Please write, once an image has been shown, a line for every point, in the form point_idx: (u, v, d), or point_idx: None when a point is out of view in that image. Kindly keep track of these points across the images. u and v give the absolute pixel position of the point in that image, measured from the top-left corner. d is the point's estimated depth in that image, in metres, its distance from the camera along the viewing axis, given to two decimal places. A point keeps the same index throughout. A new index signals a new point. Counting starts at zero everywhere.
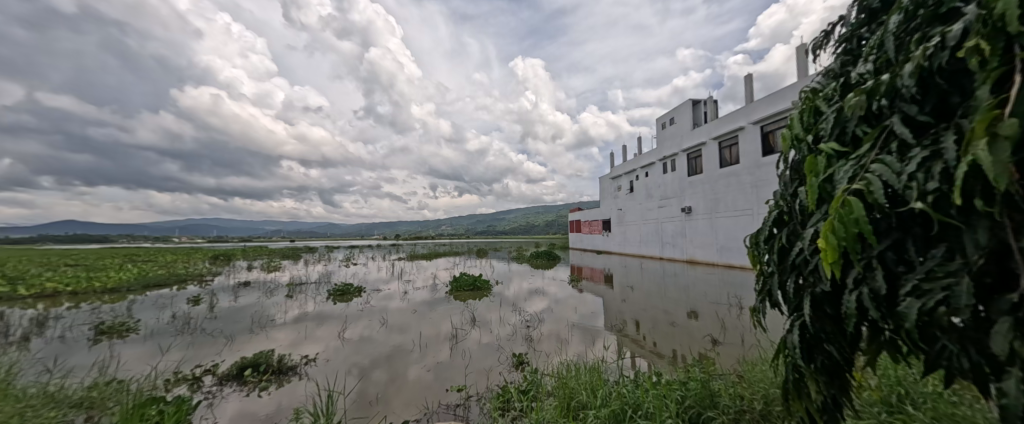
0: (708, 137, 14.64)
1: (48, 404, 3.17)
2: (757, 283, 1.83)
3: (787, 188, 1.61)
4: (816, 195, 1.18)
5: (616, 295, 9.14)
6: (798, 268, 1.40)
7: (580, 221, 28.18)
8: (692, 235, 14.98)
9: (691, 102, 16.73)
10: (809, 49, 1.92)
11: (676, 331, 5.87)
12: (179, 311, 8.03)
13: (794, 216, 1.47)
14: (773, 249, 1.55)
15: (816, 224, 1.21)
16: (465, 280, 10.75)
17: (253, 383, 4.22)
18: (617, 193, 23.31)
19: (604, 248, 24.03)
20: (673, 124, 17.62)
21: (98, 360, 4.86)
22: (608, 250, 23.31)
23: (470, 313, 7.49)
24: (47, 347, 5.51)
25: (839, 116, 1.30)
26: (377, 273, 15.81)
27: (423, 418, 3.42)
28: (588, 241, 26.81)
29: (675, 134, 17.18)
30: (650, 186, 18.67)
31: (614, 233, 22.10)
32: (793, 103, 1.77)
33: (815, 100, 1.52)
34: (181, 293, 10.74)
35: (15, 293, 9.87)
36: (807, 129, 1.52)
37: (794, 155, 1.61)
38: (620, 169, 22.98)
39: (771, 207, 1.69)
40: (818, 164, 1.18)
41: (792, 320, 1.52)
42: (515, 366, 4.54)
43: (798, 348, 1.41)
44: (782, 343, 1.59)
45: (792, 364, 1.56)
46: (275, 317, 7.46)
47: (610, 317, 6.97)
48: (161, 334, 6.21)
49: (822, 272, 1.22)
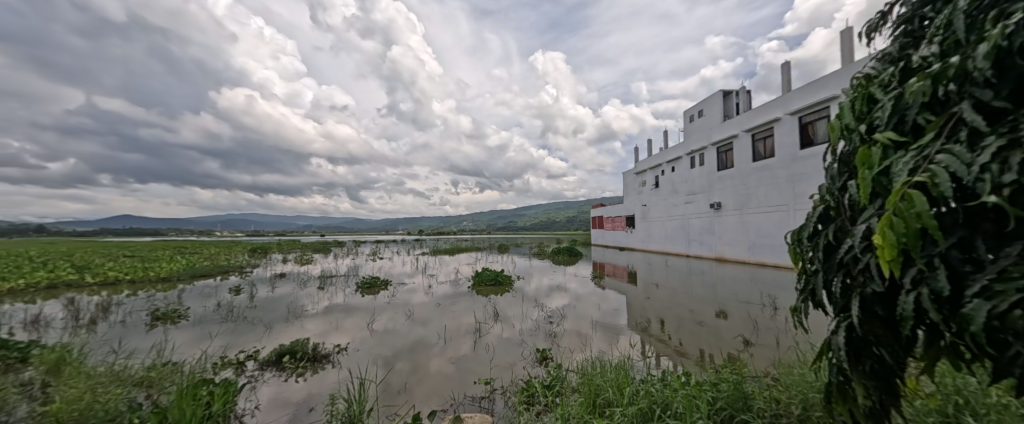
0: (740, 130, 14.05)
1: (114, 381, 3.47)
2: (799, 282, 1.74)
3: (836, 181, 1.51)
4: (871, 190, 1.10)
5: (640, 292, 8.97)
6: (847, 266, 1.33)
7: (602, 217, 27.82)
8: (721, 232, 14.46)
9: (722, 94, 16.13)
10: (863, 32, 1.79)
11: (703, 331, 5.69)
12: (224, 300, 8.60)
13: (842, 213, 1.40)
14: (817, 246, 1.48)
15: (870, 220, 1.13)
16: (487, 275, 10.85)
17: (291, 368, 4.47)
18: (642, 188, 22.79)
19: (627, 245, 23.60)
20: (703, 116, 17.06)
21: (156, 343, 5.29)
22: (631, 247, 22.88)
23: (493, 307, 7.59)
24: (111, 330, 6.04)
25: (898, 104, 1.20)
26: (402, 267, 16.25)
27: (450, 408, 3.51)
28: (610, 237, 26.38)
29: (704, 127, 16.63)
30: (676, 181, 18.15)
31: (638, 230, 21.66)
32: (844, 91, 1.65)
33: (870, 87, 1.41)
34: (224, 283, 11.47)
35: (83, 280, 10.87)
36: (860, 117, 1.42)
37: (844, 146, 1.51)
38: (645, 163, 22.46)
39: (816, 203, 1.60)
40: (873, 156, 1.10)
41: (838, 322, 1.44)
42: (538, 361, 4.55)
43: (843, 350, 1.34)
44: (825, 345, 1.51)
45: (837, 366, 1.48)
46: (307, 308, 7.81)
47: (633, 314, 6.87)
48: (208, 321, 6.66)
49: (875, 271, 1.14)
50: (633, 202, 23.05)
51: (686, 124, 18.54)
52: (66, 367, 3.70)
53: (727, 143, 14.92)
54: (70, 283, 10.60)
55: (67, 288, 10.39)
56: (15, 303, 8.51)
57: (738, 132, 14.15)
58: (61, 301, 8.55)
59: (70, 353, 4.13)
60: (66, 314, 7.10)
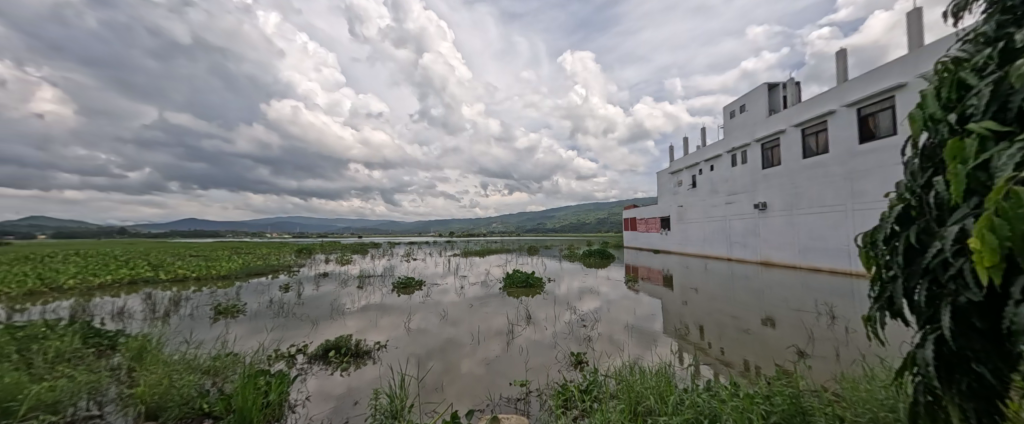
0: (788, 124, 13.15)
1: (186, 368, 3.84)
2: (873, 289, 1.61)
3: (917, 178, 1.38)
4: (965, 187, 0.99)
5: (677, 297, 8.61)
6: (935, 272, 1.21)
7: (634, 219, 27.04)
8: (766, 234, 13.59)
9: (768, 87, 15.20)
10: (950, 11, 1.62)
11: (749, 339, 5.36)
12: (275, 296, 9.27)
13: (928, 212, 1.27)
14: (897, 251, 1.35)
15: (963, 220, 1.02)
16: (518, 276, 10.87)
17: (336, 363, 4.73)
18: (678, 189, 21.94)
19: (661, 247, 22.77)
20: (745, 112, 16.15)
21: (219, 335, 5.79)
22: (666, 250, 22.04)
23: (524, 309, 7.58)
24: (182, 322, 6.70)
25: (997, 90, 1.07)
26: (435, 267, 16.68)
27: (487, 408, 3.55)
28: (643, 239, 25.57)
29: (747, 123, 15.74)
30: (715, 180, 17.31)
31: (674, 232, 20.85)
32: (927, 78, 1.49)
33: (959, 72, 1.27)
34: (274, 281, 12.35)
35: (157, 277, 12.16)
36: (948, 106, 1.28)
37: (926, 139, 1.37)
38: (681, 162, 21.62)
39: (893, 203, 1.47)
40: (967, 149, 0.99)
41: (924, 333, 1.31)
42: (573, 365, 4.49)
43: (933, 365, 1.22)
44: (910, 359, 1.38)
45: (925, 383, 1.34)
46: (347, 305, 8.23)
47: (670, 320, 6.62)
48: (262, 315, 7.20)
49: (971, 278, 1.02)
50: (668, 203, 22.22)
51: (726, 120, 17.64)
52: (147, 354, 4.13)
53: (772, 139, 14.01)
54: (147, 279, 11.90)
55: (144, 283, 11.66)
56: (104, 296, 9.67)
57: (785, 128, 13.25)
58: (141, 295, 9.60)
59: (150, 341, 4.62)
60: (145, 307, 7.97)
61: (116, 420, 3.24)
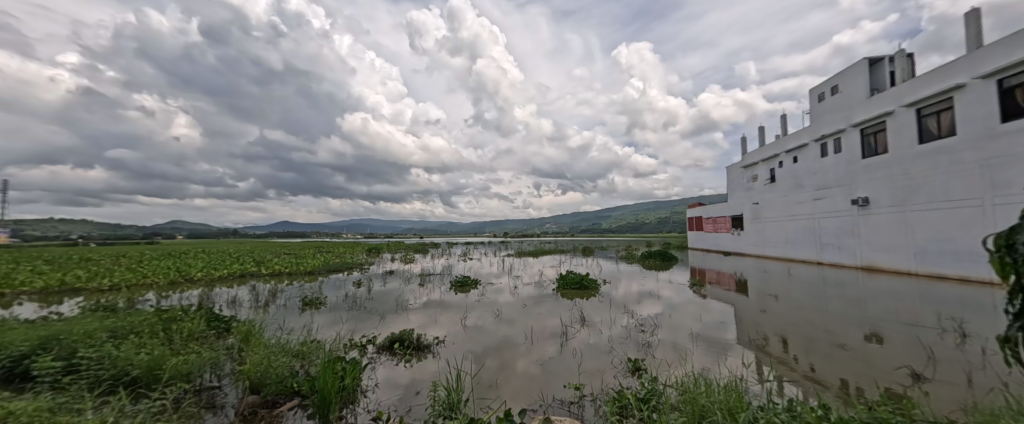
0: (898, 105, 11.08)
1: (281, 351, 4.44)
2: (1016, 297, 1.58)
3: None
4: None
5: (753, 304, 7.75)
6: None
7: (700, 219, 24.92)
8: (869, 235, 11.59)
9: (868, 63, 12.99)
10: None
11: (846, 356, 4.62)
12: (350, 291, 10.31)
13: None
14: None
15: None
16: (572, 277, 10.68)
17: (400, 354, 5.10)
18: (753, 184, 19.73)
19: (733, 249, 20.66)
20: (838, 94, 13.99)
21: (305, 323, 6.60)
22: (739, 252, 19.95)
23: (579, 312, 7.41)
24: (277, 311, 7.76)
25: None
26: (489, 267, 17.09)
27: (539, 408, 3.54)
28: (711, 240, 23.45)
29: (841, 106, 13.62)
30: (802, 174, 15.26)
31: (748, 232, 18.79)
32: None
33: None
34: (348, 277, 13.73)
35: (257, 271, 14.25)
36: None
37: None
38: (756, 154, 19.45)
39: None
40: None
41: None
42: (630, 371, 4.27)
43: None
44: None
45: None
46: (410, 302, 8.83)
47: (746, 329, 5.98)
48: (339, 308, 8.06)
49: None
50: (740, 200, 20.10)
51: (814, 104, 15.43)
52: (252, 337, 4.86)
53: (876, 123, 11.90)
54: (251, 273, 14.02)
55: (247, 276, 13.76)
56: (220, 287, 11.60)
57: (894, 108, 11.18)
58: (246, 287, 11.36)
59: (254, 326, 5.43)
60: (251, 296, 9.42)
61: (231, 392, 3.88)
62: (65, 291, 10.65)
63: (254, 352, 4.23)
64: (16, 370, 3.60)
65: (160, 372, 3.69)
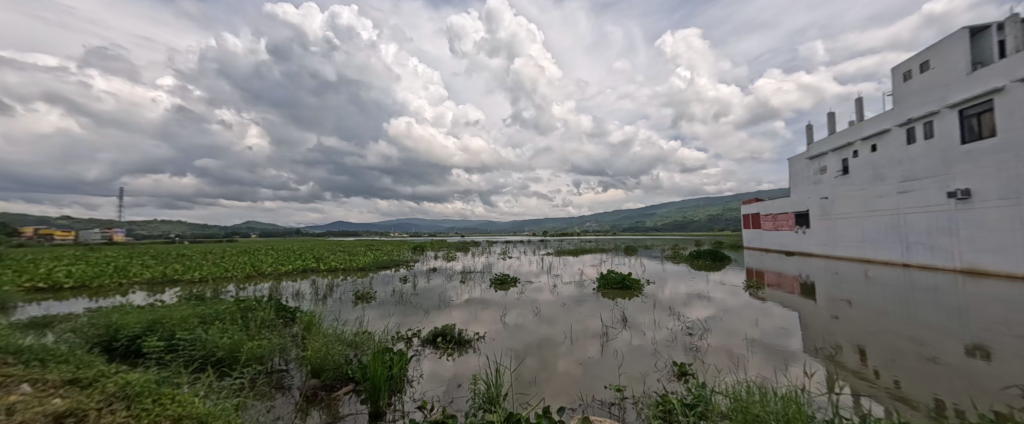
0: (1009, 80, 9.41)
1: (338, 340, 4.81)
2: None
3: None
4: None
5: (822, 310, 6.98)
6: None
7: (757, 216, 22.95)
8: (972, 233, 9.94)
9: (968, 32, 11.15)
10: None
11: (942, 372, 3.99)
12: (397, 287, 10.92)
13: None
14: None
15: None
16: (613, 277, 10.37)
17: (443, 348, 5.31)
18: (821, 177, 17.75)
19: (798, 249, 18.71)
20: (928, 71, 12.17)
21: (358, 316, 7.10)
22: (805, 252, 18.04)
23: (621, 312, 7.19)
24: (334, 303, 8.45)
25: None
26: (528, 266, 17.14)
27: (579, 408, 3.49)
28: (771, 239, 21.46)
29: (934, 85, 11.85)
30: (883, 164, 13.46)
31: (817, 230, 16.92)
32: None
33: None
34: (395, 274, 14.53)
35: (315, 267, 15.58)
36: None
37: None
38: (826, 144, 17.49)
39: None
40: None
41: None
42: (675, 376, 4.07)
43: None
44: None
45: None
46: (452, 298, 9.15)
47: (813, 337, 5.41)
48: (388, 302, 8.58)
49: None
50: (807, 195, 18.18)
51: (898, 84, 13.55)
52: (313, 327, 5.34)
53: (982, 102, 10.15)
54: (311, 268, 15.38)
55: (307, 271, 15.08)
56: (285, 281, 12.85)
57: (1004, 84, 9.50)
58: (307, 281, 12.48)
59: (314, 316, 5.95)
60: (312, 290, 10.35)
61: (296, 375, 4.28)
62: (166, 282, 12.46)
63: (315, 340, 4.63)
64: (132, 347, 4.28)
65: (239, 354, 4.18)
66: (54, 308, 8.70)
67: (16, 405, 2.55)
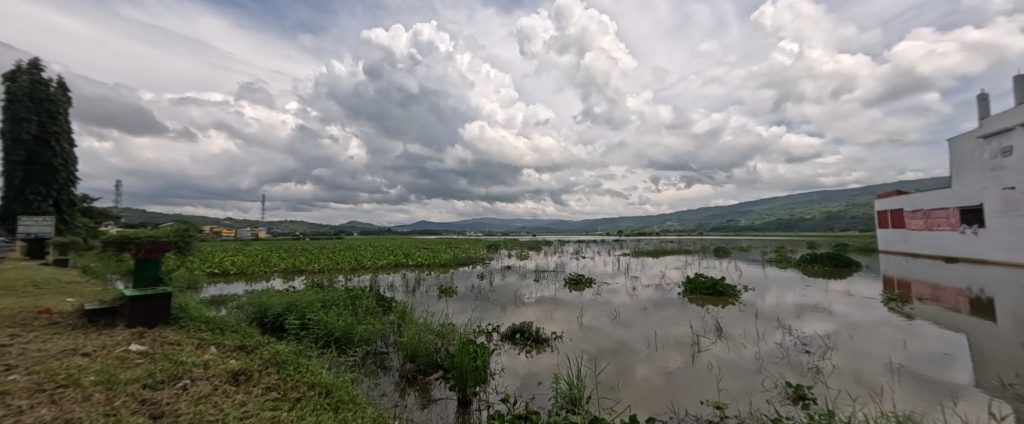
0: None
1: (428, 330, 5.25)
2: None
3: None
4: None
5: (1010, 336, 5.30)
6: None
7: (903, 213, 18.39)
8: None
9: None
10: None
11: None
12: (475, 283, 11.56)
13: None
14: None
15: None
16: (702, 281, 9.38)
17: (522, 345, 5.43)
18: (1003, 160, 13.52)
19: (969, 255, 14.49)
20: None
21: (443, 308, 7.70)
22: (981, 259, 13.89)
23: (713, 321, 6.48)
24: (422, 296, 9.32)
25: None
26: (603, 267, 16.55)
27: (670, 419, 3.25)
28: (924, 241, 17.02)
29: None
30: None
31: (1003, 230, 13.02)
32: None
33: None
34: (473, 270, 15.37)
35: (407, 262, 17.38)
36: None
37: None
38: (1012, 116, 13.30)
39: None
40: None
41: None
42: (790, 399, 3.51)
43: None
44: None
45: None
46: (527, 296, 9.33)
47: (995, 370, 4.15)
48: (469, 297, 9.13)
49: None
50: (990, 184, 13.88)
51: None
52: (407, 316, 5.92)
53: None
54: (401, 263, 17.19)
55: (398, 266, 16.90)
56: (381, 274, 14.60)
57: None
58: (399, 275, 14.01)
59: (407, 307, 6.61)
60: (403, 282, 11.59)
61: (395, 358, 4.79)
62: (295, 270, 15.23)
63: (408, 329, 5.13)
64: (275, 323, 5.29)
65: (351, 335, 4.84)
66: (227, 288, 11.35)
67: (208, 361, 3.35)
